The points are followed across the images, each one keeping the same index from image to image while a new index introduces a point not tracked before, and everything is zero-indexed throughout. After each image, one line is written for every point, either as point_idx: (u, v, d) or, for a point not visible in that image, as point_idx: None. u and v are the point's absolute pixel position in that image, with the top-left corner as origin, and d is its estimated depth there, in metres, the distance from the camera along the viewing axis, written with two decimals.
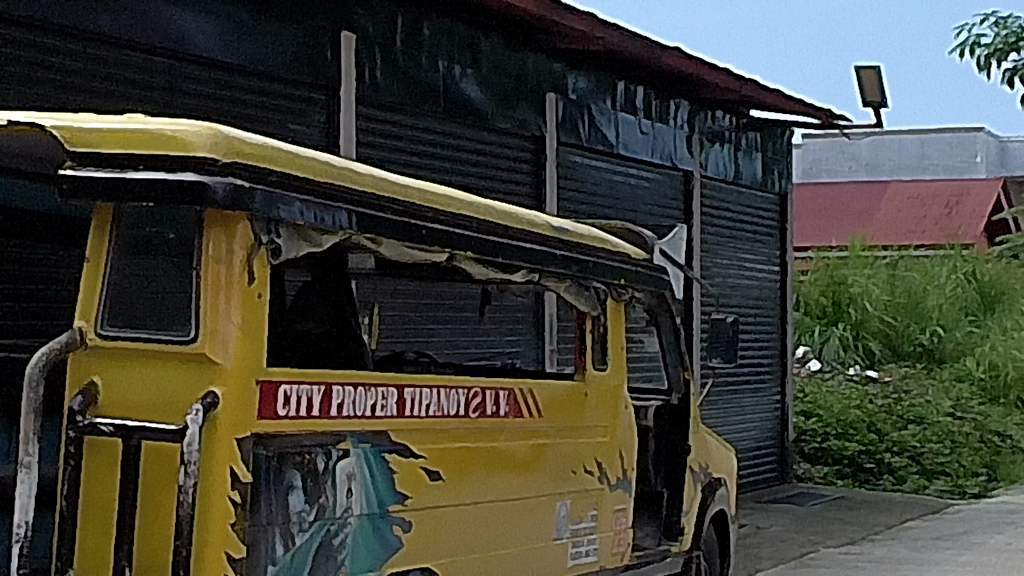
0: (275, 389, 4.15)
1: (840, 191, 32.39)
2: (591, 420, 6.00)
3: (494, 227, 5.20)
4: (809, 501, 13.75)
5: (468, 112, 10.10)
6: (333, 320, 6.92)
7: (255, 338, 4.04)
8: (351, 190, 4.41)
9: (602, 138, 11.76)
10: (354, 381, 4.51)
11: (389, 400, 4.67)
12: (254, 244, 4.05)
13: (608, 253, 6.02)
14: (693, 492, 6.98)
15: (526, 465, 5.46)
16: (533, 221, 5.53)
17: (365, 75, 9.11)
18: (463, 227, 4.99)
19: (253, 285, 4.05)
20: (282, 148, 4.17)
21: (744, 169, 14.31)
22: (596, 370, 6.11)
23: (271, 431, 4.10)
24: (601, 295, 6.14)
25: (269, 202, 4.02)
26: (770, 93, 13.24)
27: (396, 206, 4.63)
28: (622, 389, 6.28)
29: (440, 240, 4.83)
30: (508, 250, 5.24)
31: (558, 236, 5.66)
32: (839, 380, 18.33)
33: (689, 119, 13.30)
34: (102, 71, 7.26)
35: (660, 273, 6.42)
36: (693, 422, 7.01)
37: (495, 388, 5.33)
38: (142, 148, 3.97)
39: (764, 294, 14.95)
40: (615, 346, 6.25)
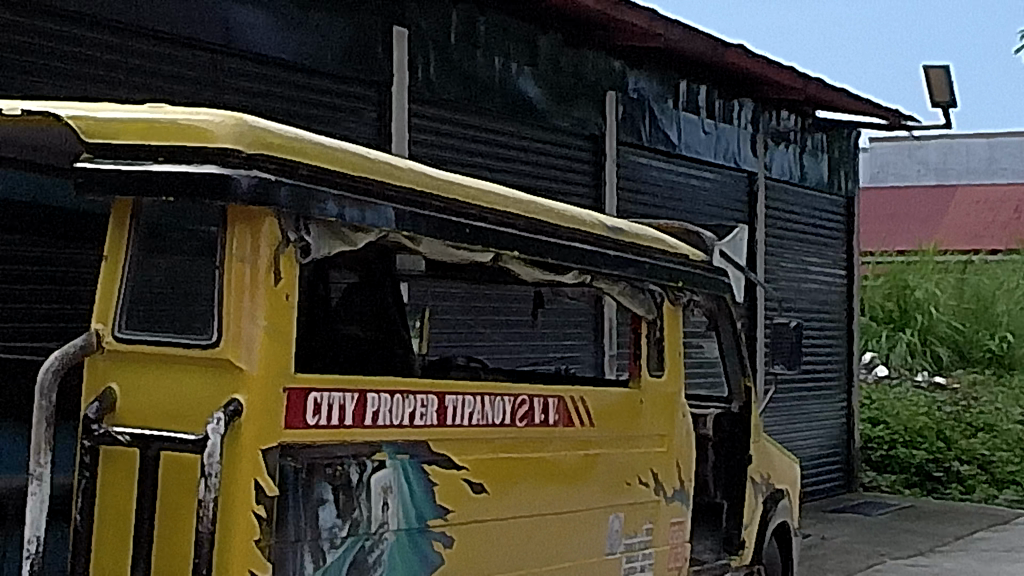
0: (305, 396, 3.88)
1: (908, 196, 32.02)
2: (647, 429, 5.72)
3: (543, 226, 4.93)
4: (876, 510, 13.45)
5: (526, 111, 9.85)
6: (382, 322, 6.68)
7: (284, 342, 3.78)
8: (387, 185, 4.15)
9: (663, 137, 11.48)
10: (393, 388, 4.24)
11: (430, 408, 4.39)
12: (280, 242, 3.78)
13: (664, 254, 5.74)
14: (753, 505, 6.68)
15: (575, 476, 5.19)
16: (585, 220, 5.26)
17: (417, 71, 8.86)
18: (509, 225, 4.73)
19: (281, 285, 3.78)
20: (313, 141, 3.91)
21: (810, 170, 14.01)
22: (652, 376, 5.82)
23: (299, 440, 3.84)
24: (656, 298, 5.86)
25: (298, 197, 3.76)
26: (837, 92, 12.93)
27: (436, 203, 4.37)
28: (679, 397, 5.99)
29: (483, 237, 4.56)
30: (558, 251, 4.97)
31: (611, 236, 5.39)
32: (907, 388, 18.01)
33: (754, 119, 13.01)
34: (145, 66, 7.06)
35: (719, 275, 6.13)
36: (755, 431, 6.72)
37: (544, 395, 5.05)
38: (163, 140, 3.73)
39: (831, 298, 14.66)
40: (671, 352, 5.94)
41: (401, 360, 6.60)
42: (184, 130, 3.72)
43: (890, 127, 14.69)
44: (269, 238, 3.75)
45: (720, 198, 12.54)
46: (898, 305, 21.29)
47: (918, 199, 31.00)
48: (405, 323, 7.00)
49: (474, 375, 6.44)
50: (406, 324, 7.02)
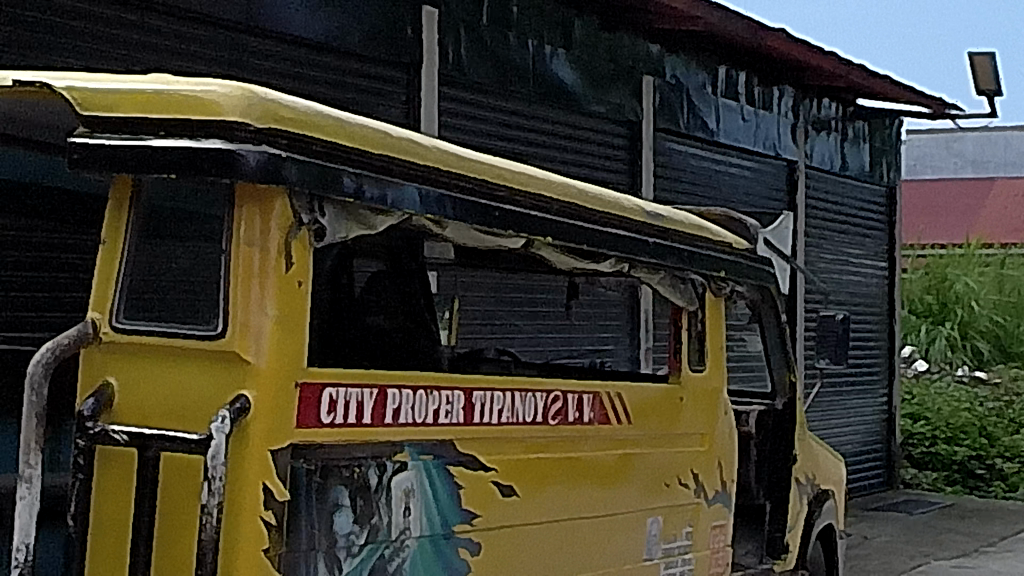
0: (319, 392, 3.57)
1: (945, 188, 31.69)
2: (687, 428, 5.41)
3: (577, 210, 4.62)
4: (918, 508, 13.11)
5: (561, 96, 9.53)
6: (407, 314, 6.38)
7: (296, 333, 3.47)
8: (410, 163, 3.84)
9: (702, 124, 11.14)
10: (417, 384, 3.92)
11: (456, 405, 4.08)
12: (293, 224, 3.47)
13: (706, 241, 5.41)
14: (798, 506, 6.36)
15: (611, 477, 4.88)
16: (623, 206, 4.95)
17: (448, 54, 8.55)
18: (542, 209, 4.42)
19: (292, 271, 3.47)
20: (330, 115, 3.60)
21: (851, 159, 13.68)
22: (692, 371, 5.49)
23: (312, 440, 3.53)
24: (698, 289, 5.53)
25: (312, 175, 3.45)
26: (879, 79, 12.59)
27: (463, 184, 4.05)
28: (720, 393, 5.67)
29: (514, 221, 4.25)
30: (595, 236, 4.66)
31: (650, 222, 5.07)
32: (948, 382, 17.68)
33: (794, 106, 12.68)
34: (163, 45, 6.78)
35: (764, 264, 5.81)
36: (800, 429, 6.39)
37: (580, 391, 4.73)
38: (165, 113, 3.41)
39: (872, 290, 14.33)
40: (712, 346, 5.61)
41: (427, 353, 6.27)
42: (187, 103, 3.40)
43: (933, 115, 14.35)
44: (281, 219, 3.44)
45: (760, 187, 12.21)
46: (938, 299, 20.96)
47: (957, 192, 30.69)
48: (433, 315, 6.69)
49: (502, 370, 6.12)
50: (433, 315, 6.71)
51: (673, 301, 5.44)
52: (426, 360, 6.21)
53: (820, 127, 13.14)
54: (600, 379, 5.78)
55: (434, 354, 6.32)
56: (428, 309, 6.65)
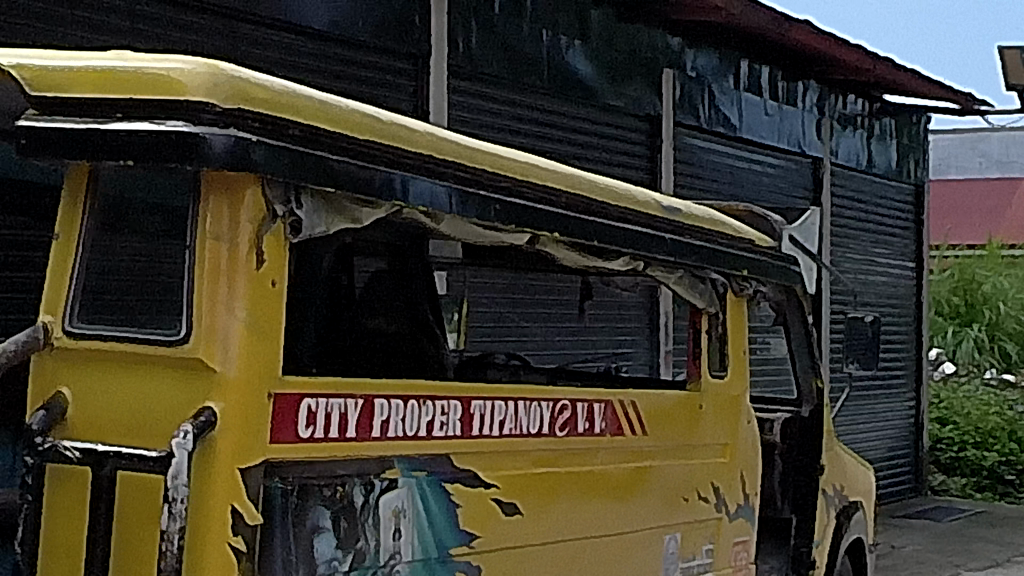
0: (297, 403, 3.22)
1: (970, 188, 31.31)
2: (707, 438, 5.05)
3: (587, 203, 4.27)
4: (948, 516, 12.73)
5: (577, 89, 9.17)
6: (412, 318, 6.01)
7: (269, 338, 3.12)
8: (396, 150, 3.48)
9: (723, 119, 10.77)
10: (410, 393, 3.56)
11: (453, 415, 3.72)
12: (266, 217, 3.12)
13: (726, 238, 5.06)
14: (825, 519, 6.00)
15: (625, 491, 4.52)
16: (636, 199, 4.60)
17: (458, 44, 8.21)
18: (548, 202, 4.06)
19: (264, 269, 3.12)
20: (306, 97, 3.25)
21: (877, 157, 13.30)
22: (713, 378, 5.12)
23: (288, 456, 3.17)
24: (719, 290, 5.16)
25: (289, 161, 3.09)
26: (906, 72, 12.21)
27: (458, 173, 3.70)
28: (743, 400, 5.31)
29: (516, 214, 3.89)
30: (606, 232, 4.30)
31: (666, 217, 4.72)
32: (976, 385, 17.32)
33: (819, 101, 12.31)
34: (147, 31, 6.45)
35: (789, 263, 5.45)
36: (827, 439, 6.01)
37: (592, 399, 4.37)
38: (125, 92, 3.07)
39: (899, 291, 13.96)
40: (735, 349, 5.24)
41: (430, 359, 5.91)
42: (150, 81, 3.06)
43: (962, 111, 13.96)
44: (254, 211, 3.08)
45: (784, 185, 11.84)
46: (965, 300, 20.60)
47: (982, 193, 30.30)
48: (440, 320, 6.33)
49: (506, 376, 5.76)
50: (441, 317, 6.35)
51: (692, 303, 5.07)
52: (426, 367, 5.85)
53: (846, 123, 12.77)
54: (615, 387, 5.42)
55: (438, 360, 5.96)
56: (435, 313, 6.29)
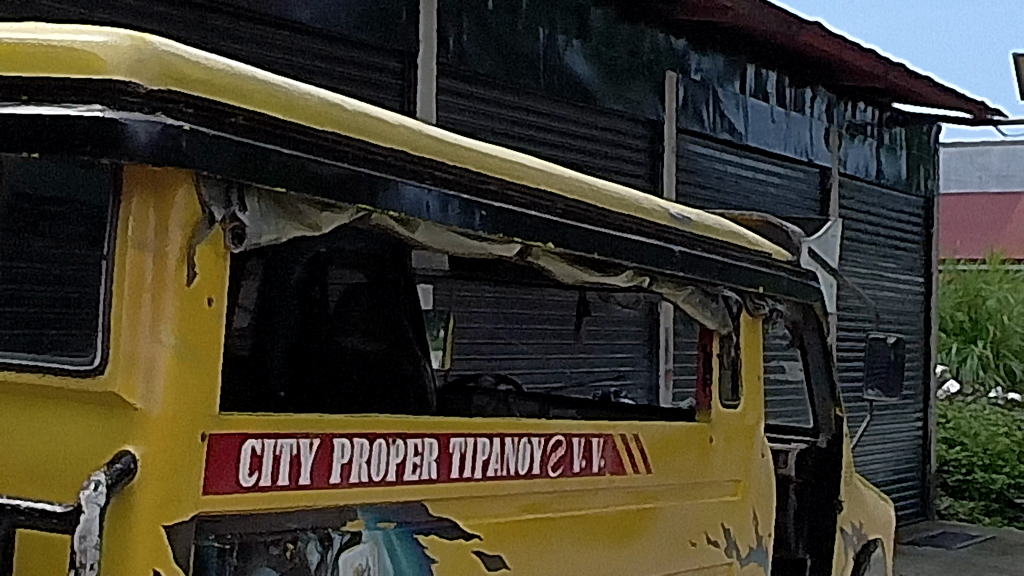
0: (238, 445, 2.68)
1: (972, 203, 30.81)
2: (718, 474, 4.52)
3: (585, 210, 3.74)
4: (957, 542, 12.21)
5: (576, 92, 8.65)
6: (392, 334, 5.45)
7: (202, 369, 2.59)
8: (362, 144, 2.95)
9: (728, 125, 10.24)
10: (379, 430, 3.03)
11: (432, 456, 3.18)
12: (201, 222, 2.59)
13: (741, 251, 4.53)
14: (843, 561, 5.47)
15: (626, 537, 3.98)
16: (640, 206, 4.07)
17: (449, 41, 7.69)
18: (542, 208, 3.54)
19: (198, 285, 2.59)
20: (252, 81, 2.74)
21: (886, 167, 12.79)
22: (725, 408, 4.58)
23: (227, 508, 2.64)
24: (735, 310, 4.60)
25: (230, 155, 2.57)
26: (919, 79, 11.69)
27: (438, 175, 3.17)
28: (758, 431, 4.76)
29: (506, 223, 3.36)
30: (608, 243, 3.77)
31: (674, 227, 4.19)
32: (982, 404, 16.80)
33: (828, 108, 11.80)
34: (103, 19, 5.96)
35: (808, 280, 4.93)
36: (845, 473, 5.50)
37: (593, 434, 3.83)
38: (33, 70, 2.57)
39: (907, 307, 13.44)
40: (752, 375, 4.70)
41: (409, 389, 5.36)
42: (63, 57, 2.55)
43: (974, 121, 13.44)
44: (186, 214, 2.55)
45: (790, 196, 11.32)
46: (968, 316, 20.09)
47: (983, 207, 29.79)
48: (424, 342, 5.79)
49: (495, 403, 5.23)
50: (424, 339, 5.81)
51: (707, 328, 4.52)
52: (400, 401, 5.30)
53: (854, 132, 12.26)
54: (615, 415, 4.89)
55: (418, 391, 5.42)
56: (420, 336, 5.75)
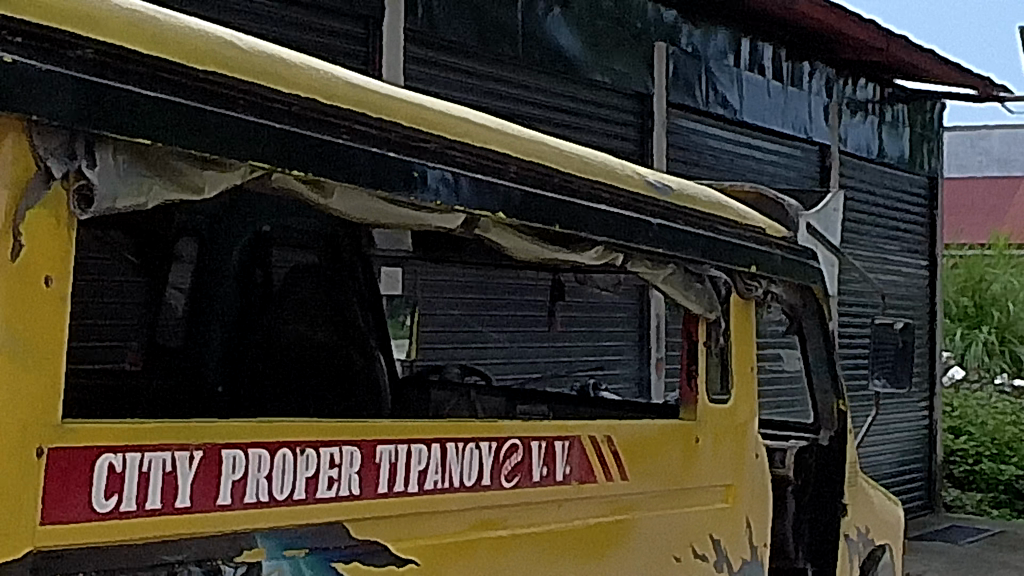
0: (91, 461, 2.15)
1: (975, 187, 30.26)
2: (705, 480, 3.97)
3: (544, 175, 3.20)
4: (964, 537, 11.67)
5: (559, 64, 8.11)
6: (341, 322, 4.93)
7: (37, 366, 2.06)
8: (254, 89, 2.42)
9: (722, 100, 9.70)
10: (287, 439, 2.48)
11: (353, 468, 2.64)
12: (32, 180, 2.06)
13: (729, 224, 4.00)
14: (848, 570, 4.89)
15: (600, 553, 3.42)
16: (612, 172, 3.54)
17: (418, 6, 7.15)
18: (492, 172, 3.00)
19: (26, 260, 2.06)
20: (104, 10, 2.21)
21: (889, 146, 12.25)
22: (713, 403, 4.03)
23: (77, 542, 2.12)
24: (724, 292, 4.06)
25: (71, 93, 2.04)
26: (922, 53, 11.15)
27: (358, 129, 2.62)
28: (752, 429, 4.21)
29: (445, 187, 2.82)
30: (576, 215, 3.23)
31: (651, 196, 3.66)
32: (990, 392, 16.25)
33: (827, 83, 11.26)
34: None
35: (806, 259, 4.39)
36: (851, 474, 4.92)
37: (560, 435, 3.27)
38: None
39: (911, 292, 12.90)
40: (744, 366, 4.15)
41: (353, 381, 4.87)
42: None
43: (980, 97, 12.90)
44: (13, 169, 2.03)
45: (787, 175, 10.78)
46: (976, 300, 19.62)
47: (986, 191, 29.23)
48: (383, 333, 5.28)
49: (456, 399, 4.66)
50: (383, 329, 5.28)
51: (695, 315, 3.98)
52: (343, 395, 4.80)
53: (854, 108, 11.72)
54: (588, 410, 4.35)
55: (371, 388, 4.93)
56: (378, 321, 5.24)
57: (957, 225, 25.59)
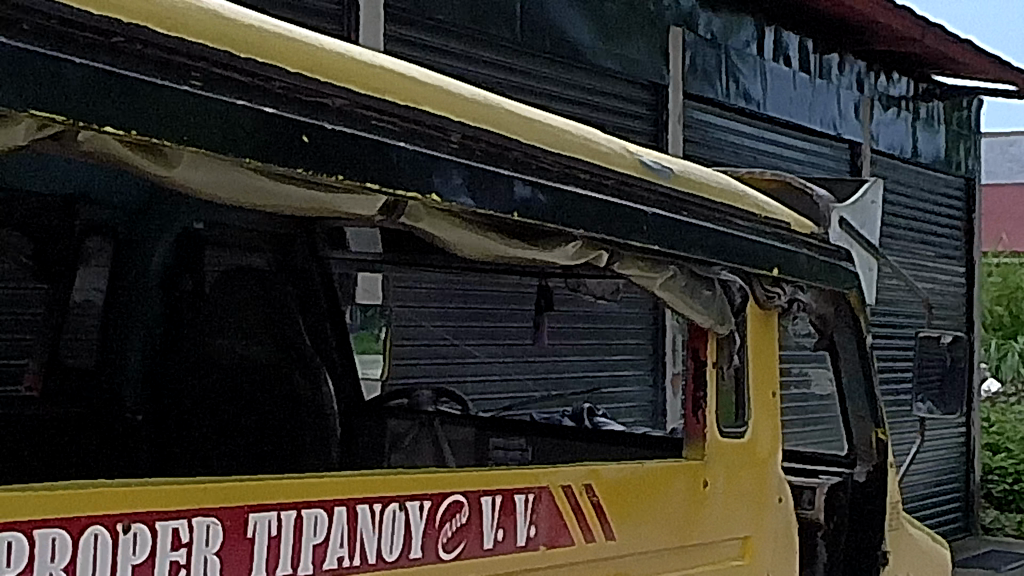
0: None
1: (1008, 195, 29.42)
2: (715, 532, 3.20)
3: (499, 148, 2.45)
4: (1006, 564, 10.87)
5: (562, 50, 7.37)
6: (281, 332, 4.33)
7: None
8: (34, 6, 1.71)
9: (744, 92, 8.95)
10: (93, 513, 1.80)
11: (211, 548, 1.94)
12: None
13: (743, 216, 3.25)
14: None
15: None
16: (594, 148, 2.81)
17: None
18: (423, 141, 2.25)
19: None
20: None
21: (923, 145, 11.49)
22: (724, 434, 3.27)
23: None
24: (740, 299, 3.30)
25: None
26: (960, 44, 10.38)
27: (214, 73, 1.90)
28: (772, 466, 3.45)
29: (351, 157, 2.07)
30: (543, 198, 2.49)
31: (645, 178, 2.92)
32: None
33: (858, 78, 10.50)
34: None
35: (839, 262, 3.63)
36: (891, 514, 4.15)
37: (518, 488, 2.51)
38: None
39: (949, 301, 12.11)
40: (761, 385, 3.40)
41: (287, 401, 4.30)
42: None
43: (1021, 95, 12.12)
44: None
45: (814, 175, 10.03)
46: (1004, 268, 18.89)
47: (1019, 197, 28.40)
48: (332, 354, 4.65)
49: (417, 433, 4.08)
50: (327, 340, 4.63)
51: (709, 332, 3.22)
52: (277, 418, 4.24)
53: (887, 104, 10.96)
54: (595, 454, 3.64)
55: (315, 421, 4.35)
56: (330, 325, 4.64)
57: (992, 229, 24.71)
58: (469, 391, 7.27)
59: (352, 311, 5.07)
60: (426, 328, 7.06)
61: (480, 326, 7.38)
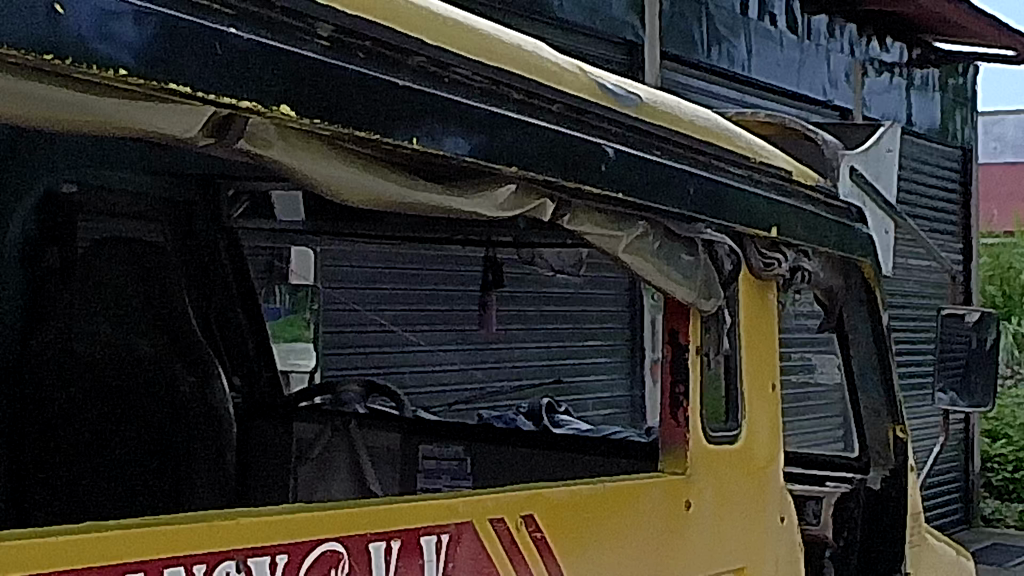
0: None
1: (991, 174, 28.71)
2: (705, 564, 2.49)
3: (395, 52, 1.74)
4: (1010, 560, 10.16)
5: (526, 2, 6.67)
6: (171, 329, 3.69)
7: None
8: None
9: (726, 53, 8.25)
10: None
11: None
12: None
13: (731, 159, 2.54)
14: None
15: None
16: (536, 63, 2.10)
17: None
18: (282, 35, 1.53)
19: None
20: None
21: (917, 113, 10.79)
22: (713, 438, 2.56)
23: None
24: (731, 267, 2.59)
25: None
26: (958, 4, 9.69)
27: None
28: (772, 476, 2.75)
29: (146, 45, 1.36)
30: (454, 120, 1.78)
31: (607, 107, 2.22)
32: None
33: (849, 40, 9.80)
34: None
35: (848, 219, 2.93)
36: (911, 525, 3.43)
37: (421, 526, 1.81)
38: None
39: None
40: (755, 374, 2.70)
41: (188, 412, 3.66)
42: None
43: (1018, 60, 11.43)
44: None
45: None
46: (1016, 230, 18.12)
47: (1001, 176, 27.72)
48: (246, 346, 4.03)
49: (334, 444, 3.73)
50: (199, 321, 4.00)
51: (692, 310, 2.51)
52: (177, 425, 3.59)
53: (880, 69, 10.27)
54: None
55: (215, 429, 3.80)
56: (224, 310, 4.11)
57: (987, 201, 23.93)
58: (408, 381, 6.70)
59: (266, 294, 4.36)
60: (349, 308, 6.58)
61: (421, 312, 6.90)
